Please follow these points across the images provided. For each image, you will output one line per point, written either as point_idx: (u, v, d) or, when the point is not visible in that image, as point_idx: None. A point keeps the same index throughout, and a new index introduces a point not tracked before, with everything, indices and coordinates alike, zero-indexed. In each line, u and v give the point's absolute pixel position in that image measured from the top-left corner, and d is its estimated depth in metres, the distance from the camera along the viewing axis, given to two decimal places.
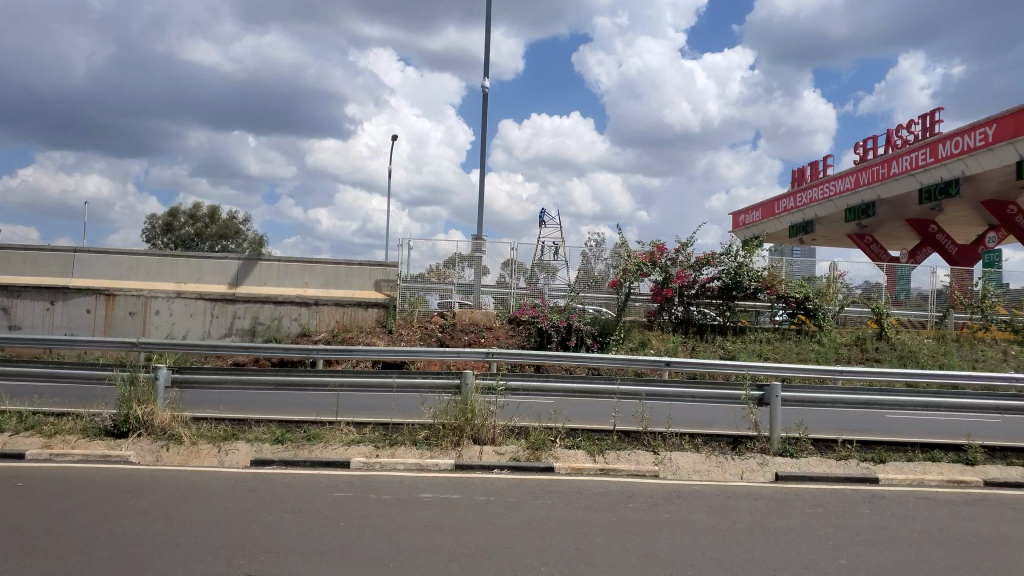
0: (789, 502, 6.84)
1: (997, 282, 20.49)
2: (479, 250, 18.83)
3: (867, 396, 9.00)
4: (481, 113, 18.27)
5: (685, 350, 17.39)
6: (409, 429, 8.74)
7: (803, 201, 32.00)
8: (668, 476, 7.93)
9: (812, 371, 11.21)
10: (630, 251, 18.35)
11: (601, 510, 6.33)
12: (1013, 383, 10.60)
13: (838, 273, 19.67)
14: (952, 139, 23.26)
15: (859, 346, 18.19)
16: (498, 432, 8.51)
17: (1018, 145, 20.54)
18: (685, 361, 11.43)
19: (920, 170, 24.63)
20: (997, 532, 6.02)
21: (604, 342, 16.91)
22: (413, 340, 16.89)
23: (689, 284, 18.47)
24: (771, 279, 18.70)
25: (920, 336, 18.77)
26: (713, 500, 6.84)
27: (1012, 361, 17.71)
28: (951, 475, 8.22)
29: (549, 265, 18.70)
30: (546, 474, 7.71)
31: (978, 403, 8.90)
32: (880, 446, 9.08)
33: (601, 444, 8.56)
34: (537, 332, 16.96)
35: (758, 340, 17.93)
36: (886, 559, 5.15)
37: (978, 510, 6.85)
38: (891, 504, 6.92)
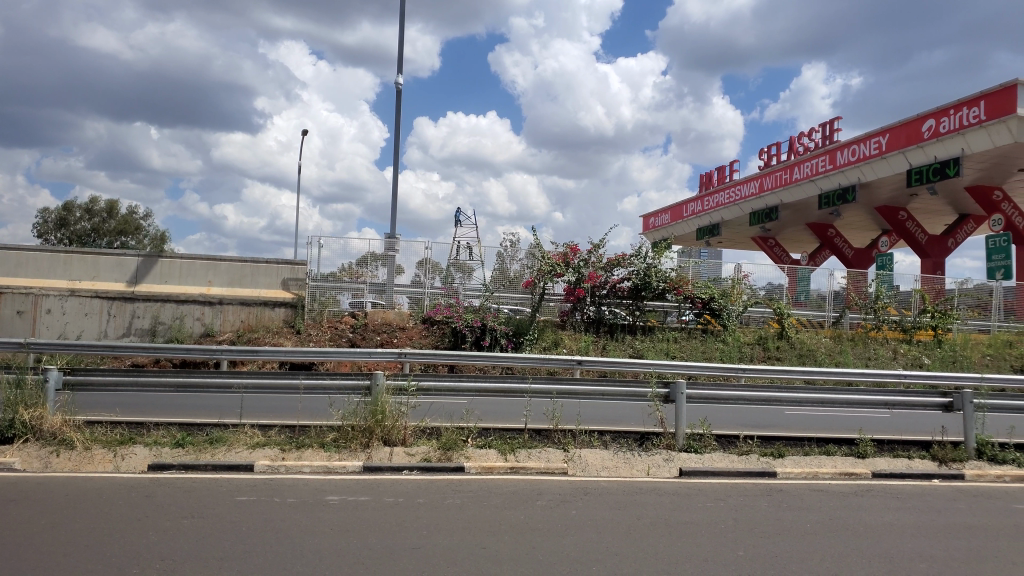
0: (693, 496, 7.07)
1: (888, 285, 21.61)
2: (392, 249, 18.65)
3: (767, 394, 9.35)
4: (396, 109, 18.12)
5: (596, 349, 17.70)
6: (317, 432, 8.55)
7: (711, 204, 33.05)
8: (577, 473, 8.06)
9: (717, 369, 11.55)
10: (544, 251, 18.58)
11: (510, 508, 6.38)
12: (899, 379, 11.23)
13: (742, 275, 20.40)
14: (849, 148, 24.45)
15: (761, 345, 18.89)
16: (409, 433, 8.48)
17: (909, 154, 21.78)
18: (596, 360, 11.59)
19: (819, 176, 25.78)
20: (883, 520, 6.40)
21: (519, 342, 17.03)
22: (322, 340, 16.60)
23: (601, 284, 18.75)
24: (679, 281, 19.20)
25: (819, 336, 19.67)
26: (619, 496, 7.01)
27: (901, 359, 18.77)
28: (843, 468, 8.65)
29: (464, 265, 18.65)
30: (457, 474, 7.71)
31: (871, 398, 9.33)
32: (778, 441, 9.42)
33: (512, 443, 8.58)
34: (451, 331, 16.93)
35: (667, 339, 18.44)
36: (780, 550, 5.36)
37: (867, 500, 7.23)
38: (787, 497, 7.22)
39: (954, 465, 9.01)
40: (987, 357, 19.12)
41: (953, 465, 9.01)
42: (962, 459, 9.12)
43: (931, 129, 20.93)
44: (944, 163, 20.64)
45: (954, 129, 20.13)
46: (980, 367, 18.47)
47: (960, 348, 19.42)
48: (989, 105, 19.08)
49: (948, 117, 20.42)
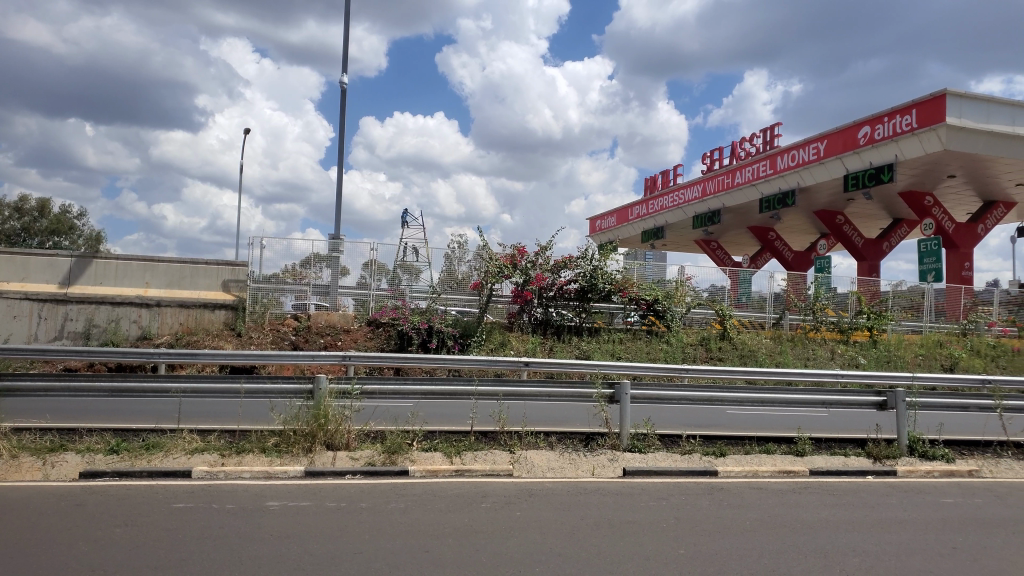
0: (636, 496, 7.16)
1: (827, 287, 22.18)
2: (337, 250, 18.45)
3: (708, 393, 9.55)
4: (341, 109, 17.93)
5: (544, 350, 17.76)
6: (258, 436, 8.42)
7: (655, 208, 33.56)
8: (522, 474, 8.07)
9: (661, 370, 11.76)
10: (491, 253, 18.63)
11: (454, 511, 6.36)
12: (836, 378, 11.58)
13: (686, 277, 20.73)
14: (788, 153, 25.06)
15: (704, 346, 19.22)
16: (353, 437, 8.38)
17: (845, 159, 22.43)
18: (543, 362, 11.63)
19: (760, 181, 26.39)
20: (819, 516, 6.57)
21: (466, 344, 17.01)
22: (263, 343, 16.25)
23: (548, 286, 18.85)
24: (625, 283, 19.42)
25: (759, 336, 20.12)
26: (563, 496, 7.06)
27: (838, 359, 19.32)
28: (782, 465, 8.85)
29: (411, 266, 18.52)
30: (401, 478, 7.66)
31: (808, 397, 9.60)
32: (720, 440, 9.63)
33: (458, 445, 8.57)
34: (397, 334, 16.78)
35: (612, 340, 18.62)
36: (722, 547, 5.47)
37: (805, 497, 7.42)
38: (727, 495, 7.36)
39: (888, 462, 9.30)
40: (919, 357, 19.82)
41: (887, 462, 9.30)
42: (896, 456, 9.42)
43: (867, 136, 21.59)
44: (879, 168, 21.29)
45: (888, 136, 20.80)
46: (912, 367, 19.11)
47: (894, 348, 20.08)
48: (920, 114, 19.76)
49: (882, 124, 21.09)
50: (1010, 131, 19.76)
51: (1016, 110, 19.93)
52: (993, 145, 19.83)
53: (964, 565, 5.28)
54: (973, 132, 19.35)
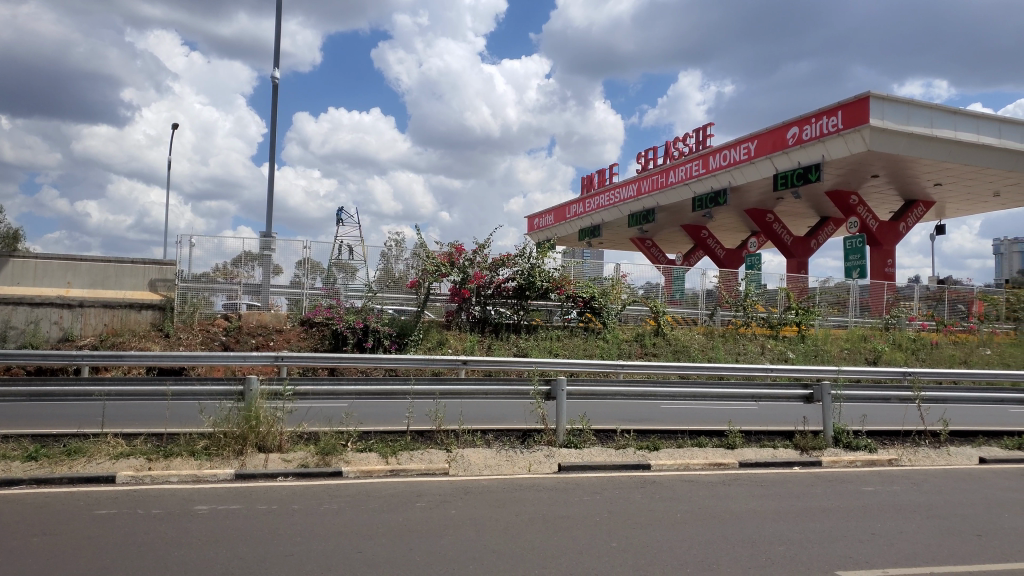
0: (570, 491, 7.25)
1: (757, 284, 22.77)
2: (268, 248, 18.08)
3: (644, 389, 9.69)
4: (273, 104, 17.59)
5: (481, 348, 17.76)
6: (187, 439, 8.21)
7: (592, 206, 33.92)
8: (459, 472, 8.07)
9: (597, 366, 11.95)
10: (429, 251, 18.58)
11: (387, 510, 6.33)
12: (766, 373, 11.91)
13: (622, 275, 21.04)
14: (720, 153, 25.61)
15: (639, 342, 19.56)
16: (286, 439, 8.27)
17: (775, 159, 23.07)
18: (482, 360, 11.61)
19: (693, 180, 26.94)
20: (746, 507, 6.76)
21: (403, 343, 16.85)
22: (193, 344, 15.88)
23: (486, 284, 18.85)
24: (562, 281, 19.56)
25: (692, 332, 20.57)
26: (499, 493, 7.09)
27: (768, 354, 19.91)
28: (714, 458, 9.06)
29: (347, 265, 18.22)
30: (334, 479, 7.58)
31: (739, 391, 9.83)
32: (654, 434, 9.80)
33: (393, 445, 8.50)
34: (332, 334, 16.60)
35: (550, 337, 18.77)
36: (652, 540, 5.57)
37: (734, 489, 7.61)
38: (659, 488, 7.53)
39: (815, 453, 9.61)
40: (845, 351, 20.56)
41: (813, 454, 9.60)
42: (822, 447, 9.73)
43: (795, 136, 22.22)
44: (807, 168, 21.99)
45: (815, 137, 21.46)
46: (838, 360, 19.82)
47: (821, 342, 20.79)
48: (845, 115, 20.46)
49: (809, 125, 21.74)
50: (929, 133, 20.58)
51: (935, 112, 20.76)
52: (913, 146, 20.63)
53: (880, 550, 5.50)
54: (895, 133, 20.09)
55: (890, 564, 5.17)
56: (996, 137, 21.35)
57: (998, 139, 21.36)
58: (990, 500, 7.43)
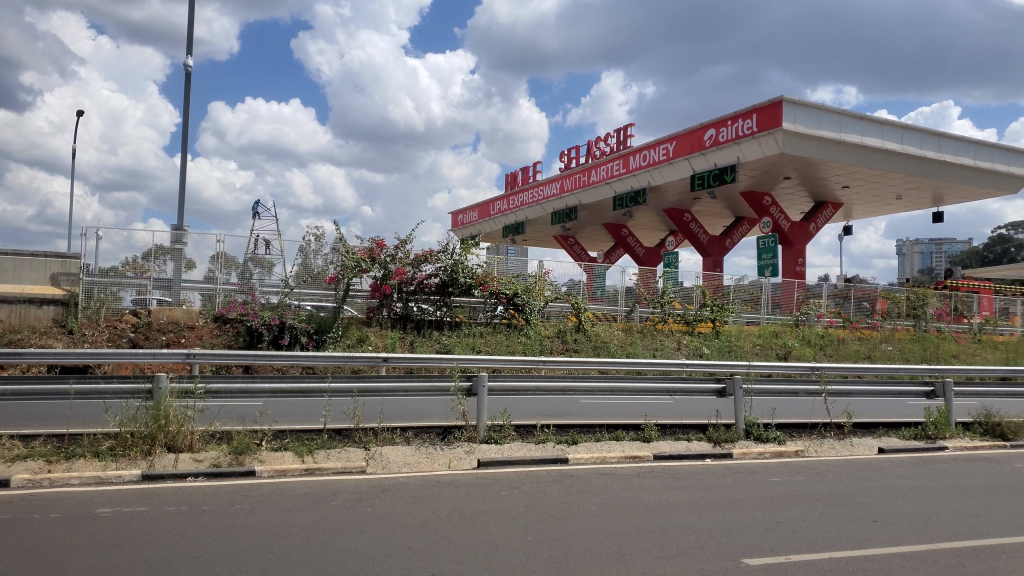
0: (488, 486, 7.29)
1: (675, 282, 23.32)
2: (180, 241, 17.50)
3: (563, 383, 9.85)
4: (185, 92, 17.01)
5: (403, 345, 17.61)
6: (90, 440, 7.86)
7: (515, 203, 34.09)
8: (377, 470, 8.00)
9: (519, 362, 12.00)
10: (349, 246, 18.31)
11: (301, 510, 6.22)
12: (683, 367, 12.20)
13: (544, 272, 21.28)
14: (640, 153, 26.08)
15: (560, 338, 19.81)
16: (197, 438, 8.06)
17: (692, 160, 23.67)
18: (403, 357, 11.46)
19: (614, 179, 27.40)
20: (659, 499, 6.92)
21: (321, 340, 16.54)
22: (98, 341, 15.23)
23: (408, 280, 18.75)
24: (485, 277, 19.57)
25: (612, 329, 20.98)
26: (416, 491, 7.05)
27: (684, 349, 20.46)
28: (630, 451, 9.26)
29: (263, 260, 17.79)
30: (247, 479, 7.41)
31: (654, 386, 10.08)
32: (572, 429, 9.95)
33: (310, 444, 8.38)
34: (247, 330, 16.19)
35: (473, 333, 18.79)
36: (563, 533, 5.63)
37: (647, 481, 7.80)
38: (576, 481, 7.65)
39: (726, 445, 9.91)
40: (758, 347, 21.32)
41: (725, 446, 9.91)
42: (733, 440, 10.06)
43: (712, 138, 22.82)
44: (723, 169, 22.67)
45: (731, 139, 22.13)
46: (750, 356, 20.54)
47: (734, 338, 21.48)
48: (760, 118, 21.17)
49: (725, 127, 22.38)
50: (838, 137, 21.48)
51: (843, 117, 21.66)
52: (823, 150, 21.48)
53: (786, 537, 5.74)
54: (805, 136, 20.89)
55: (792, 551, 5.39)
56: (898, 143, 22.44)
57: (900, 144, 22.46)
58: (888, 488, 7.83)
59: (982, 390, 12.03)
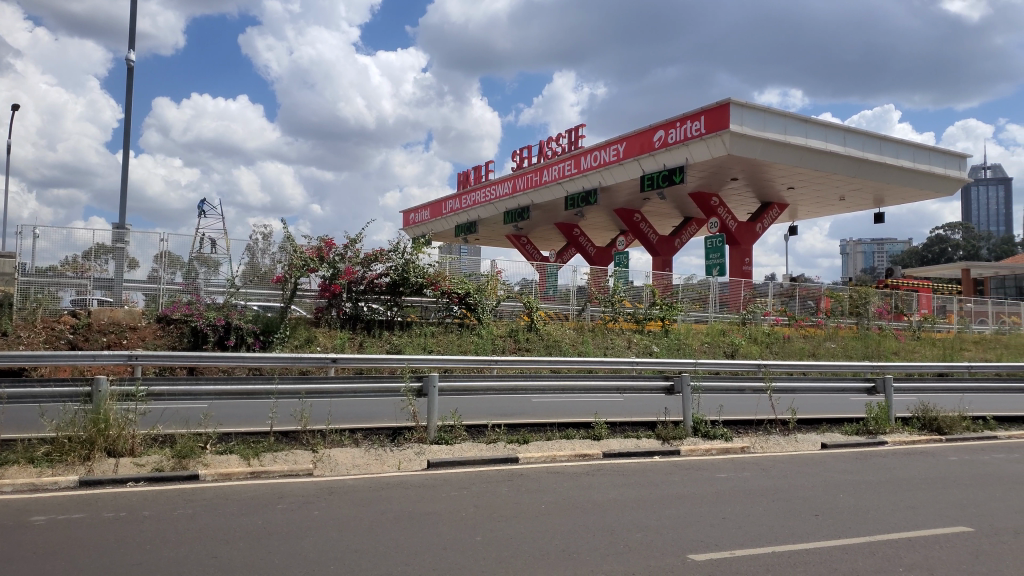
0: (437, 487, 7.27)
1: (625, 281, 23.56)
2: (122, 240, 17.07)
3: (514, 383, 9.87)
4: (127, 87, 16.58)
5: (353, 346, 17.44)
6: (24, 446, 7.61)
7: (467, 202, 34.05)
8: (324, 472, 7.91)
9: (470, 362, 11.99)
10: (296, 245, 18.07)
11: (245, 514, 6.11)
12: (633, 365, 12.32)
13: (497, 271, 21.32)
14: (590, 154, 26.27)
15: (512, 337, 19.86)
16: (139, 442, 7.87)
17: (642, 161, 23.95)
18: (353, 357, 11.31)
19: (565, 179, 27.56)
20: (606, 496, 7.00)
21: (267, 341, 16.32)
22: (34, 343, 14.74)
23: (357, 280, 18.63)
24: (436, 276, 19.51)
25: (564, 328, 21.12)
26: (364, 492, 7.01)
27: (634, 347, 20.70)
28: (580, 450, 9.32)
29: (209, 259, 17.39)
30: (190, 483, 7.26)
31: (604, 385, 10.16)
32: (523, 428, 9.98)
33: (257, 446, 8.25)
34: (191, 331, 15.84)
35: (424, 333, 18.70)
36: (511, 533, 5.64)
37: (596, 479, 7.88)
38: (526, 481, 7.66)
39: (674, 442, 10.05)
40: (705, 345, 21.68)
41: (673, 443, 10.04)
42: (682, 437, 10.20)
43: (661, 139, 23.12)
44: (672, 170, 23.02)
45: (679, 140, 22.46)
46: (698, 354, 20.87)
47: (683, 336, 21.81)
48: (707, 120, 21.53)
49: (674, 128, 22.70)
50: (783, 139, 21.94)
51: (788, 120, 22.14)
52: (768, 151, 21.93)
53: (730, 532, 5.85)
54: (751, 138, 21.30)
55: (736, 545, 5.50)
56: (841, 145, 23.05)
57: (842, 146, 23.06)
58: (829, 483, 8.03)
59: (920, 386, 12.41)
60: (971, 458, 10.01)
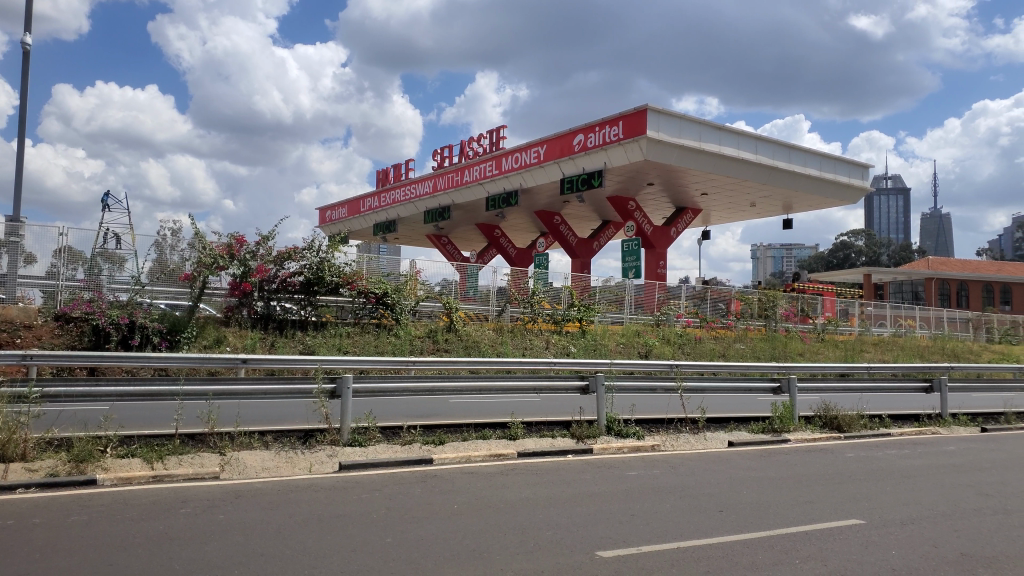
0: (349, 489, 7.17)
1: (544, 282, 23.79)
2: (17, 233, 16.21)
3: (430, 383, 9.84)
4: (22, 73, 15.73)
5: (264, 346, 17.05)
6: None
7: (386, 201, 33.70)
8: (231, 476, 7.71)
9: (387, 362, 11.85)
10: (206, 242, 17.53)
11: (145, 519, 5.91)
12: (550, 365, 12.42)
13: (416, 271, 21.22)
14: (512, 155, 26.34)
15: (431, 338, 19.74)
16: (31, 446, 7.49)
17: (562, 164, 24.21)
18: (264, 356, 10.94)
19: (486, 180, 27.62)
20: (520, 496, 7.06)
21: (174, 340, 15.75)
22: None
23: (269, 278, 18.24)
24: (353, 275, 19.27)
25: (483, 328, 21.16)
26: (273, 495, 6.86)
27: (552, 348, 20.93)
28: (495, 450, 9.37)
29: (114, 255, 16.62)
30: (87, 488, 6.95)
31: (521, 384, 10.24)
32: (439, 429, 9.95)
33: (160, 450, 7.96)
34: (92, 330, 15.11)
35: (339, 333, 18.41)
36: (423, 534, 5.64)
37: (510, 478, 7.93)
38: (440, 482, 7.65)
39: (588, 441, 10.22)
40: (621, 345, 22.10)
41: (587, 442, 10.22)
42: (596, 436, 10.38)
43: (581, 143, 23.43)
44: (591, 174, 23.47)
45: (598, 144, 22.81)
46: (614, 354, 21.24)
47: (600, 337, 22.13)
48: (625, 125, 21.96)
49: (593, 133, 23.05)
50: (698, 145, 22.59)
51: (703, 127, 22.82)
52: (684, 158, 22.53)
53: (639, 529, 5.99)
54: (668, 144, 21.84)
55: (643, 542, 5.65)
56: (752, 152, 23.91)
57: (754, 154, 23.93)
58: (735, 479, 8.32)
59: (822, 386, 12.96)
60: (866, 454, 10.54)
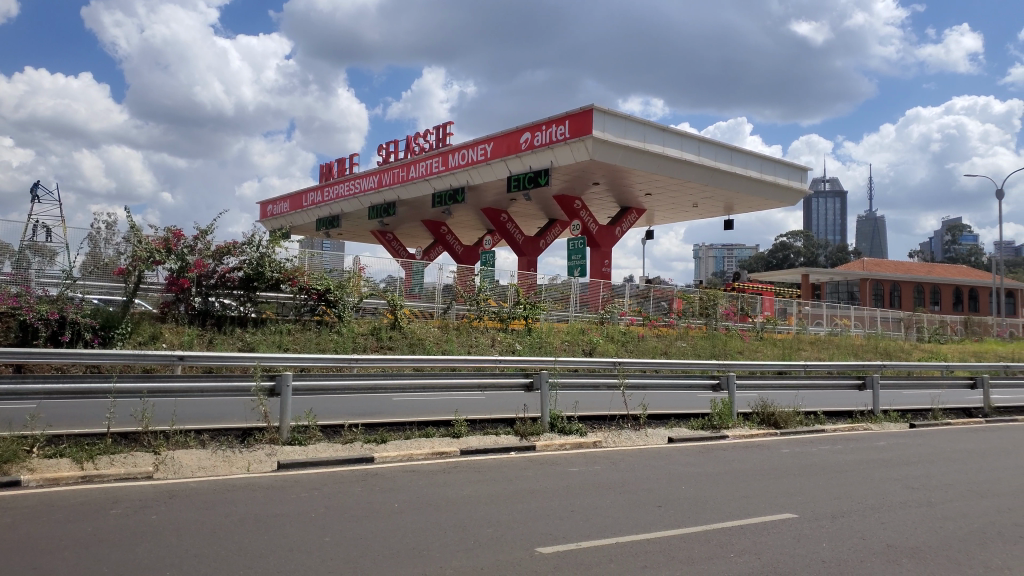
0: (287, 488, 7.06)
1: (490, 280, 23.74)
2: None
3: (372, 381, 9.79)
4: None
5: (201, 342, 16.68)
6: None
7: (330, 195, 33.24)
8: (165, 475, 7.53)
9: (329, 359, 11.68)
10: (141, 235, 17.03)
11: (76, 520, 5.75)
12: (495, 362, 12.42)
13: (360, 267, 21.00)
14: (459, 152, 26.24)
15: (374, 336, 19.53)
16: None
17: (508, 162, 24.25)
18: (202, 353, 10.67)
19: (432, 176, 27.46)
20: (462, 493, 7.06)
21: (107, 337, 15.29)
22: None
23: (208, 274, 17.82)
24: (294, 272, 18.99)
25: (428, 326, 21.05)
26: (208, 495, 6.73)
27: (497, 346, 20.91)
28: (437, 447, 9.35)
29: (44, 248, 16.13)
30: (12, 489, 6.71)
31: (464, 382, 10.27)
32: (381, 427, 9.88)
33: (91, 449, 7.75)
34: (19, 325, 14.62)
35: (280, 330, 18.09)
36: (361, 532, 5.60)
37: (452, 476, 7.93)
38: (382, 480, 7.61)
39: (531, 438, 10.31)
40: (565, 343, 22.21)
41: (530, 439, 10.31)
42: (539, 433, 10.48)
43: (527, 141, 23.49)
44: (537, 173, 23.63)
45: (544, 143, 22.91)
46: (559, 352, 21.31)
47: (545, 335, 22.22)
48: (572, 125, 22.11)
49: (539, 132, 23.14)
50: (643, 146, 22.88)
51: (648, 128, 23.13)
52: (628, 158, 22.81)
53: (577, 525, 6.06)
54: (613, 144, 22.07)
55: (581, 537, 5.71)
56: (695, 154, 24.33)
57: (697, 155, 24.35)
58: (674, 474, 8.48)
59: (759, 383, 13.27)
60: (801, 450, 10.85)
